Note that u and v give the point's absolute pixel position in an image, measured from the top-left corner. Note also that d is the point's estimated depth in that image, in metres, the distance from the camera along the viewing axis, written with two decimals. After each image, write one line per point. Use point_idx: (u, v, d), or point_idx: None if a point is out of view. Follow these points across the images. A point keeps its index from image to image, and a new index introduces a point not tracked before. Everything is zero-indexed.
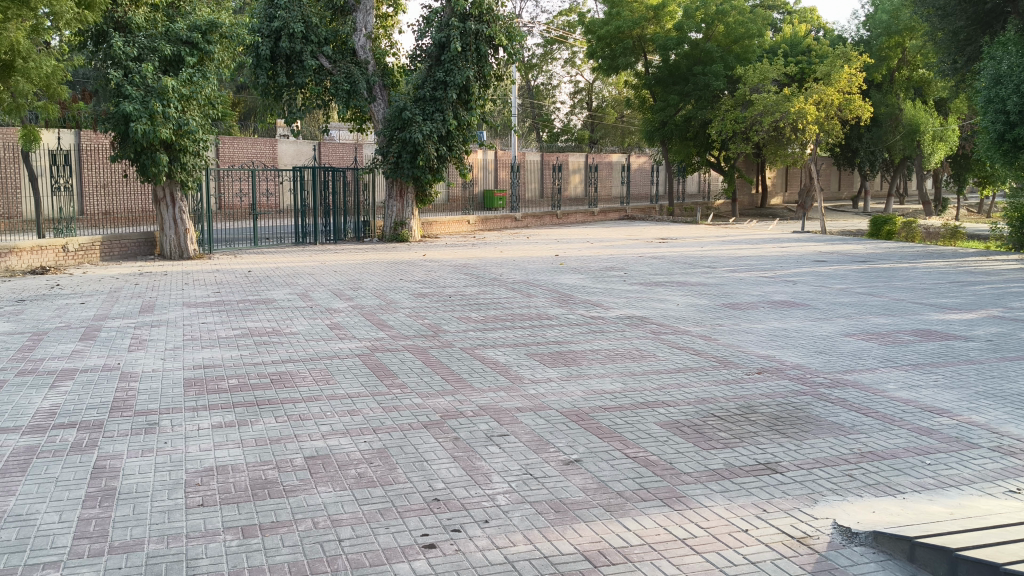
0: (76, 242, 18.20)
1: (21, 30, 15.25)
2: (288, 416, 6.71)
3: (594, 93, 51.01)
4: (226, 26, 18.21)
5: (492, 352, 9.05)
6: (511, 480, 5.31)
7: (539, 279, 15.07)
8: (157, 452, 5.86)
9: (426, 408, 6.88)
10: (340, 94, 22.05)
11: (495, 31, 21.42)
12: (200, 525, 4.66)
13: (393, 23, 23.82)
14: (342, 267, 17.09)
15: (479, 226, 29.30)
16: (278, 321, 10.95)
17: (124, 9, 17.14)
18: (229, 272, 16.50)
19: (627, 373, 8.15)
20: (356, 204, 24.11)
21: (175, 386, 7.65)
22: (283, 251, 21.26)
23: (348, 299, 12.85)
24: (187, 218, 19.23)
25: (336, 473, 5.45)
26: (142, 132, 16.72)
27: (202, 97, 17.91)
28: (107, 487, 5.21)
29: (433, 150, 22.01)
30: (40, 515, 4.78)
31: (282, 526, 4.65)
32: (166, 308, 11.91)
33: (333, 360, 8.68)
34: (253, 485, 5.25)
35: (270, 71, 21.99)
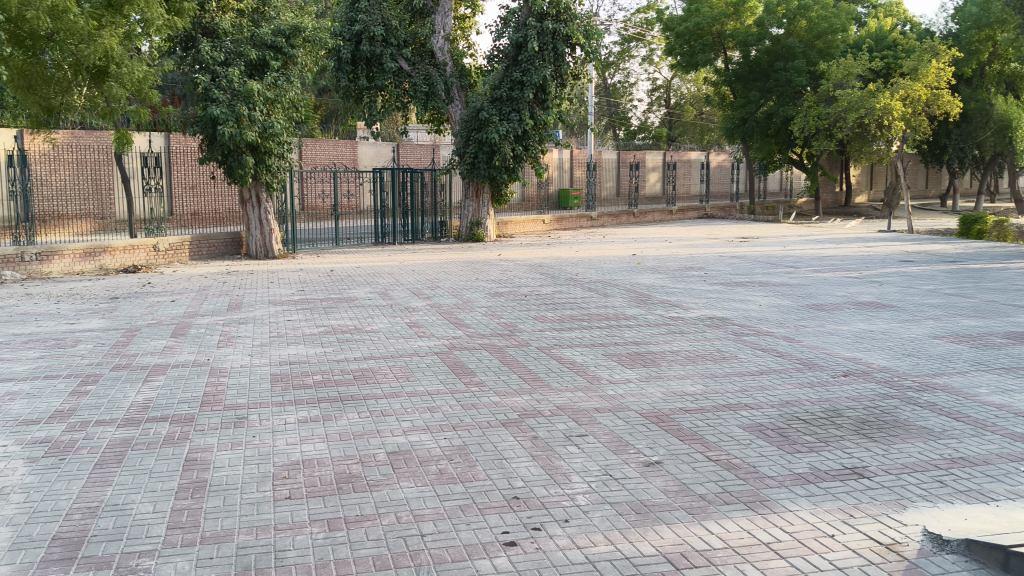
0: (166, 241, 18.79)
1: (116, 37, 15.90)
2: (370, 412, 6.80)
3: (672, 91, 50.42)
4: (310, 30, 18.56)
5: (570, 351, 9.03)
6: (591, 480, 5.29)
7: (617, 279, 14.99)
8: (246, 445, 6.00)
9: (505, 407, 6.88)
10: (418, 96, 22.33)
11: (572, 30, 21.36)
12: (287, 517, 4.76)
13: (470, 24, 23.98)
14: (420, 267, 17.20)
15: (554, 225, 29.25)
16: (360, 319, 11.12)
17: (211, 15, 17.66)
18: (312, 272, 16.76)
19: (707, 374, 8.03)
20: (434, 204, 24.34)
21: (262, 381, 7.84)
22: (362, 251, 21.57)
23: (426, 297, 12.97)
24: (272, 219, 19.70)
25: (418, 468, 5.50)
26: (230, 135, 17.19)
27: (286, 100, 18.33)
28: (198, 479, 5.36)
29: (509, 150, 22.05)
30: (135, 504, 4.95)
31: (367, 520, 4.72)
32: (253, 306, 12.22)
33: (413, 357, 8.78)
34: (338, 479, 5.33)
35: (352, 74, 22.35)
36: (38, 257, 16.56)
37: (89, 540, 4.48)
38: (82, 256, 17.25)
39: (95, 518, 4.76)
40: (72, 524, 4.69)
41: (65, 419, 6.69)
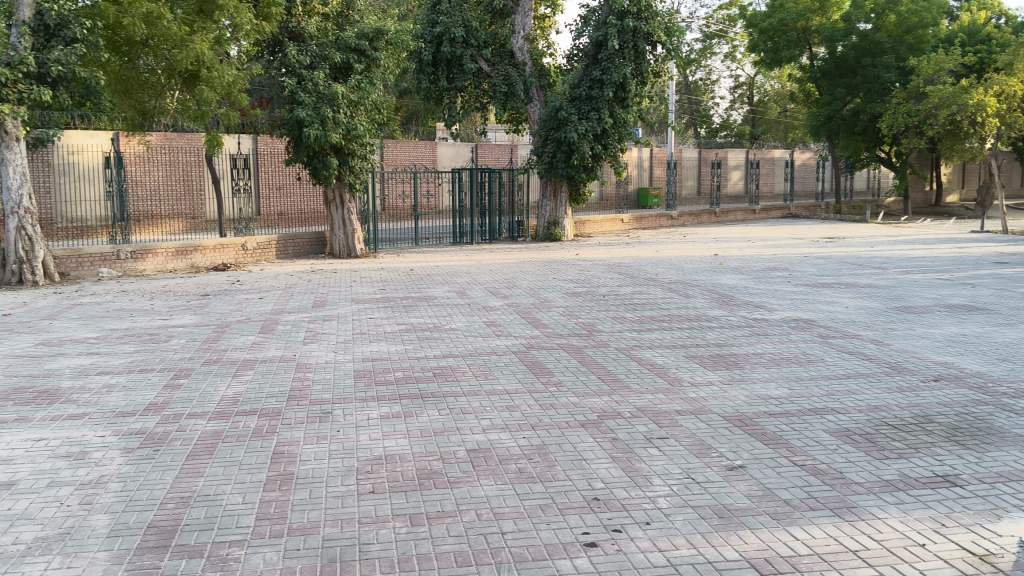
0: (254, 241, 19.29)
1: (207, 42, 16.44)
2: (450, 410, 6.86)
3: (755, 88, 49.49)
4: (393, 33, 18.78)
5: (650, 353, 8.95)
6: (672, 484, 5.23)
7: (698, 279, 14.80)
8: (330, 439, 6.13)
9: (583, 407, 6.87)
10: (498, 96, 22.44)
11: (653, 27, 21.14)
12: (370, 511, 4.83)
13: (550, 24, 24.01)
14: (499, 266, 17.23)
15: (633, 225, 29.06)
16: (439, 317, 11.23)
17: (298, 19, 18.14)
18: (393, 271, 17.00)
19: (792, 378, 7.86)
20: (511, 204, 24.44)
21: (345, 377, 7.99)
22: (441, 250, 21.72)
23: (505, 297, 13.01)
24: (355, 219, 20.03)
25: (497, 467, 5.52)
26: (314, 137, 17.53)
27: (369, 102, 18.60)
28: (286, 472, 5.49)
29: (588, 149, 21.93)
30: (226, 495, 5.09)
31: (449, 516, 4.76)
32: (336, 304, 12.46)
33: (491, 356, 8.81)
34: (420, 475, 5.39)
35: (432, 76, 22.57)
36: (133, 255, 17.21)
37: (183, 529, 4.63)
38: (174, 255, 17.89)
39: (188, 508, 4.91)
40: (167, 513, 4.85)
41: (159, 411, 6.93)
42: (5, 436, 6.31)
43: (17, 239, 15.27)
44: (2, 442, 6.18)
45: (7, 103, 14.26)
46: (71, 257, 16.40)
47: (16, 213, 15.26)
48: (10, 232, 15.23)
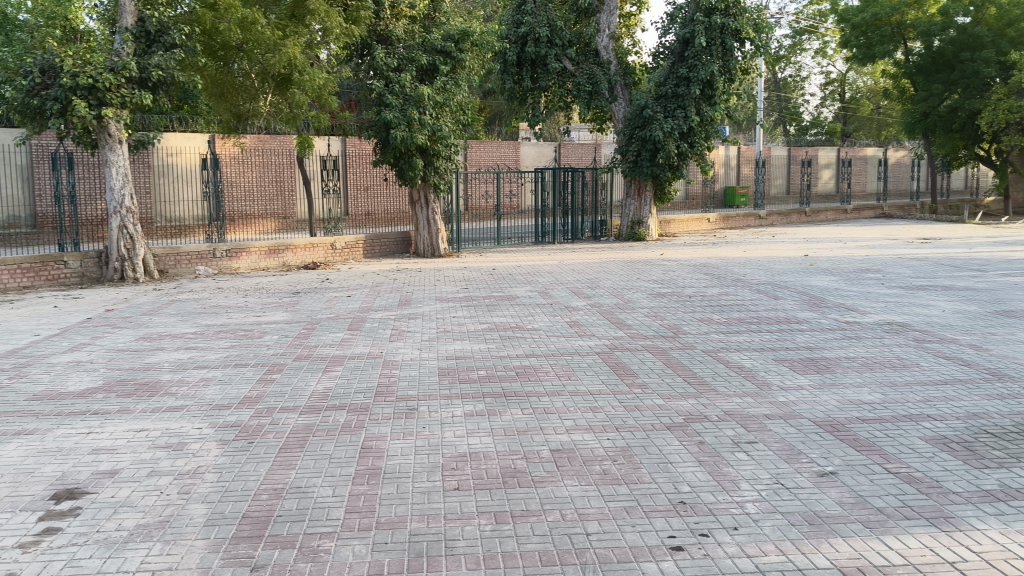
0: (343, 241, 19.68)
1: (298, 46, 16.91)
2: (533, 409, 6.87)
3: (847, 85, 48.21)
4: (477, 34, 18.96)
5: (737, 355, 8.81)
6: (761, 489, 5.14)
7: (787, 281, 14.50)
8: (417, 435, 6.22)
9: (669, 410, 6.81)
10: (582, 95, 22.38)
11: (742, 23, 20.81)
12: (456, 508, 4.88)
13: (635, 21, 23.82)
14: (582, 266, 17.16)
15: (720, 224, 28.66)
16: (522, 317, 11.28)
17: (386, 22, 18.41)
18: (478, 269, 17.18)
19: (886, 383, 7.63)
20: (595, 203, 24.39)
21: (430, 374, 8.09)
22: (524, 250, 21.73)
23: (588, 297, 12.96)
24: (439, 219, 20.26)
25: (582, 468, 5.51)
26: (401, 138, 17.81)
27: (455, 103, 18.83)
28: (374, 466, 5.60)
29: (674, 147, 21.66)
30: (316, 488, 5.22)
31: (533, 515, 4.78)
32: (421, 302, 12.62)
33: (574, 357, 8.80)
34: (504, 473, 5.43)
35: (517, 76, 22.68)
36: (228, 254, 17.77)
37: (276, 520, 4.76)
38: (267, 254, 18.43)
39: (280, 499, 5.05)
40: (260, 504, 5.00)
41: (253, 404, 7.14)
42: (110, 426, 6.59)
43: (119, 238, 15.93)
44: (106, 432, 6.46)
45: (111, 107, 14.92)
46: (170, 255, 17.01)
47: (119, 212, 15.96)
48: (113, 230, 15.90)
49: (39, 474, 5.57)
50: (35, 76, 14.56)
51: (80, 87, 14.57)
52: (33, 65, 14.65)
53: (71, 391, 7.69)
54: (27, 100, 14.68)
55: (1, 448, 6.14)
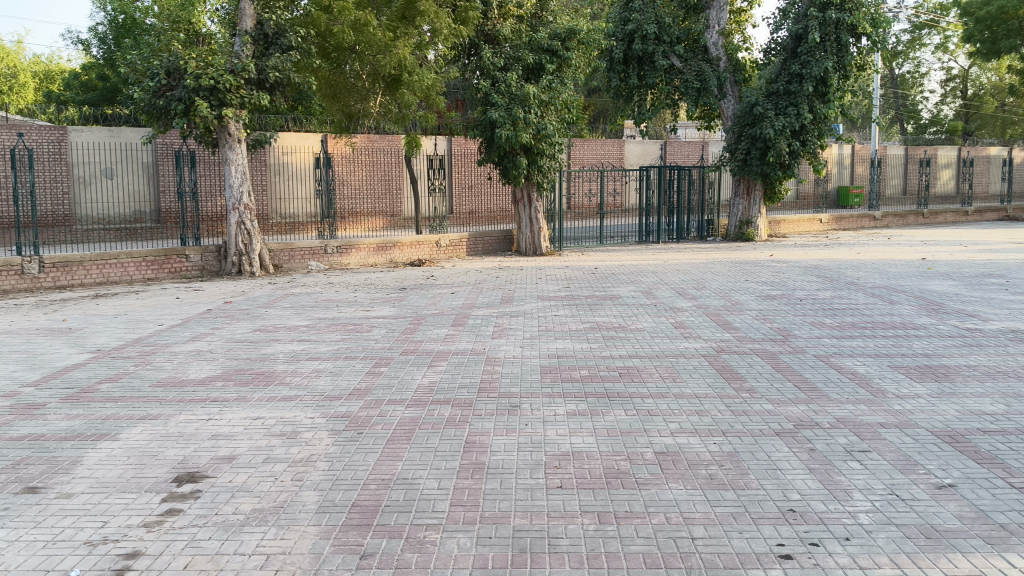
0: (447, 238, 19.96)
1: (408, 46, 17.23)
2: (637, 410, 6.83)
3: (970, 81, 46.08)
4: (585, 32, 18.87)
5: (850, 361, 8.54)
6: (875, 499, 4.98)
7: (903, 285, 13.97)
8: (519, 432, 6.27)
9: (778, 415, 6.66)
10: (690, 92, 22.00)
11: (858, 18, 20.13)
12: (560, 506, 4.90)
13: (746, 17, 23.31)
14: (687, 267, 17.01)
15: (832, 225, 27.83)
16: (625, 317, 11.21)
17: (493, 22, 18.61)
18: (580, 268, 17.16)
19: (1009, 394, 7.26)
20: (701, 203, 24.07)
21: (533, 372, 8.13)
22: (627, 250, 21.58)
23: (694, 298, 12.80)
24: (542, 217, 20.31)
25: (687, 471, 5.45)
26: (506, 137, 17.92)
27: (560, 102, 18.80)
28: (477, 461, 5.66)
29: (785, 146, 21.12)
30: (422, 480, 5.32)
31: (637, 517, 4.75)
32: (524, 300, 12.68)
33: (679, 359, 8.70)
34: (607, 474, 5.42)
35: (624, 74, 22.54)
36: (338, 250, 18.32)
37: (384, 509, 4.88)
38: (376, 250, 18.88)
39: (388, 489, 5.17)
40: (370, 493, 5.13)
41: (362, 396, 7.33)
42: (228, 414, 6.87)
43: (237, 233, 16.56)
44: (224, 419, 6.74)
45: (231, 107, 15.52)
46: (285, 250, 17.61)
47: (237, 208, 16.59)
48: (231, 226, 16.56)
49: (162, 458, 5.86)
50: (160, 78, 15.29)
51: (202, 88, 15.18)
52: (159, 67, 15.39)
53: (191, 379, 8.06)
54: (154, 100, 15.50)
55: (128, 431, 6.48)
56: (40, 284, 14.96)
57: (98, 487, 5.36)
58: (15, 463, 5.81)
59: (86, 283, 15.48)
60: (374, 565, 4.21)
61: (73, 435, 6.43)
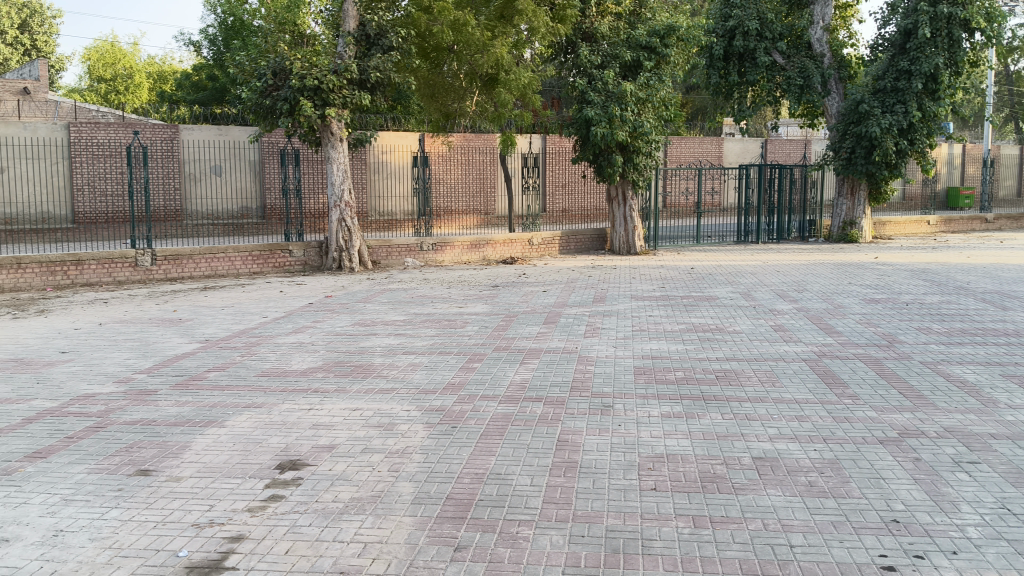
0: (540, 236, 20.07)
1: (506, 46, 17.39)
2: (734, 414, 6.73)
3: None
4: (684, 29, 18.63)
5: (959, 369, 8.22)
6: (984, 513, 4.79)
7: (1017, 291, 13.34)
8: (613, 432, 6.25)
9: (882, 423, 6.46)
10: (792, 90, 21.41)
11: (971, 13, 19.39)
12: (653, 508, 4.88)
13: (852, 12, 22.68)
14: (786, 268, 16.61)
15: (940, 227, 26.78)
16: (722, 319, 11.04)
17: (591, 20, 18.60)
18: (676, 268, 16.96)
19: None
20: (802, 203, 23.52)
21: (626, 372, 8.10)
22: (724, 250, 21.23)
23: (794, 301, 12.50)
24: (637, 216, 20.16)
25: (786, 477, 5.35)
26: (602, 135, 17.87)
27: (657, 99, 18.59)
28: (569, 459, 5.68)
29: (892, 145, 20.43)
30: (515, 476, 5.37)
31: (733, 522, 4.69)
32: (617, 300, 12.62)
33: (779, 362, 8.53)
34: (703, 478, 5.36)
35: (724, 71, 22.20)
36: (434, 247, 18.56)
37: (477, 504, 4.95)
38: (469, 248, 19.07)
39: (482, 484, 5.24)
40: (463, 487, 5.20)
41: (455, 391, 7.44)
42: (327, 404, 7.07)
43: (338, 230, 16.99)
44: (324, 409, 6.93)
45: (334, 107, 15.91)
46: (382, 247, 18.00)
47: (338, 206, 17.02)
48: (332, 223, 17.00)
49: (266, 445, 6.07)
50: (267, 78, 15.84)
51: (306, 88, 15.62)
52: (266, 68, 15.92)
53: (293, 370, 8.32)
54: (260, 100, 16.03)
55: (234, 418, 6.73)
56: (152, 275, 15.68)
57: (205, 472, 5.58)
58: (129, 446, 6.10)
59: (195, 276, 16.11)
60: (468, 558, 4.27)
61: (183, 421, 6.71)
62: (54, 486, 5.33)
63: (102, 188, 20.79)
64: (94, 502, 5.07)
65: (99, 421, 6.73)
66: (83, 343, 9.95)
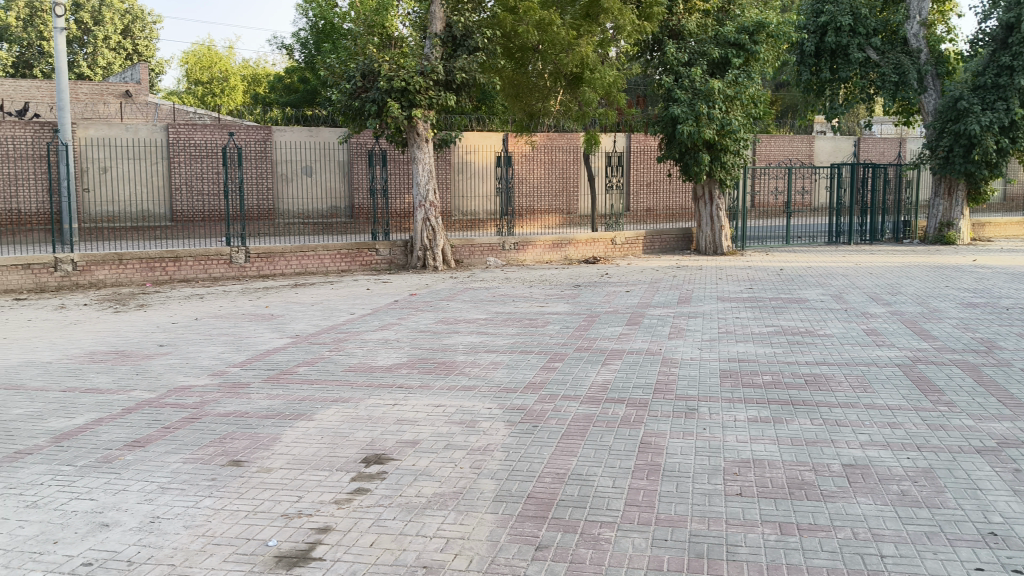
0: (623, 236, 19.98)
1: (591, 45, 17.40)
2: (823, 420, 6.57)
3: None
4: (774, 25, 18.25)
5: None
6: None
7: None
8: (697, 436, 6.19)
9: (980, 432, 6.23)
10: (887, 87, 20.74)
11: None
12: (739, 513, 4.81)
13: (950, 7, 21.89)
14: (879, 270, 16.13)
15: None
16: (812, 321, 10.79)
17: (679, 17, 18.35)
18: (763, 270, 16.63)
19: None
20: (896, 203, 22.80)
21: (712, 375, 7.99)
22: (815, 251, 20.75)
23: (888, 304, 12.13)
24: (724, 216, 19.85)
25: (876, 486, 5.21)
26: (688, 133, 17.73)
27: (746, 96, 18.32)
28: (653, 462, 5.64)
29: (993, 143, 19.69)
30: (597, 477, 5.36)
31: (821, 530, 4.59)
32: (702, 301, 12.46)
33: (871, 367, 8.30)
34: (791, 484, 5.26)
35: (815, 67, 21.72)
36: (515, 246, 18.63)
37: (559, 503, 4.96)
38: (551, 247, 19.08)
39: (563, 484, 5.25)
40: (544, 486, 5.22)
41: (537, 390, 7.46)
42: (412, 400, 7.18)
43: (422, 229, 17.21)
44: (408, 405, 7.05)
45: (420, 108, 16.12)
46: (466, 246, 18.16)
47: (423, 205, 17.25)
48: (417, 222, 17.22)
49: (353, 439, 6.20)
50: (356, 80, 16.21)
51: (394, 89, 15.90)
52: (356, 70, 16.30)
53: (380, 365, 8.48)
54: (350, 101, 16.44)
55: (322, 412, 6.91)
56: (245, 272, 16.16)
57: (295, 463, 5.74)
58: (222, 437, 6.32)
59: (286, 273, 16.54)
60: (549, 557, 4.29)
61: (273, 413, 6.91)
62: (151, 474, 5.56)
63: (198, 187, 21.52)
64: (189, 491, 5.27)
65: (195, 412, 6.99)
66: (180, 337, 10.33)
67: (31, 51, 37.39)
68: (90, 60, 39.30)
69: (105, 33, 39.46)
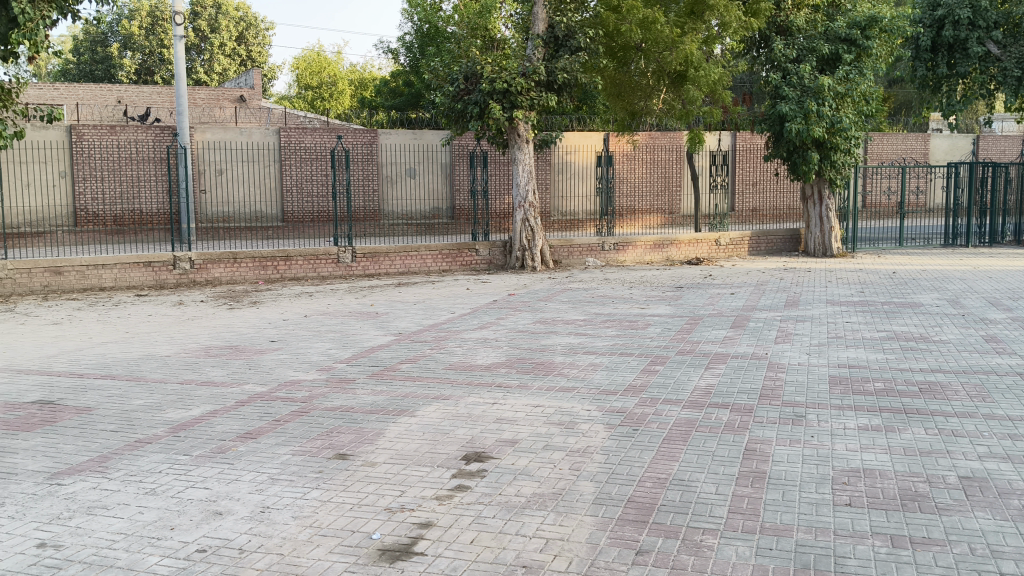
0: (727, 236, 19.65)
1: (695, 43, 17.20)
2: (938, 430, 6.33)
3: None
4: (888, 19, 17.60)
5: None
6: None
7: None
8: (805, 443, 6.04)
9: None
10: (1009, 81, 19.77)
11: None
12: (847, 524, 4.68)
13: None
14: (1001, 274, 15.37)
15: None
16: (926, 327, 10.38)
17: (786, 13, 18.03)
18: (875, 272, 16.10)
19: None
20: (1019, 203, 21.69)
21: (820, 381, 7.79)
22: (932, 253, 19.96)
23: (1009, 309, 11.56)
24: (833, 216, 19.28)
25: (996, 500, 4.98)
26: (796, 132, 17.33)
27: (858, 93, 17.66)
28: (758, 469, 5.54)
29: None
30: (700, 483, 5.30)
31: (936, 544, 4.43)
32: (810, 304, 12.14)
33: (990, 376, 7.94)
34: (903, 496, 5.09)
35: (931, 63, 20.91)
36: (615, 247, 18.54)
37: (660, 508, 4.93)
38: (653, 248, 18.92)
39: (664, 489, 5.21)
40: (645, 491, 5.19)
41: (638, 393, 7.41)
42: (512, 400, 7.25)
43: (522, 230, 17.32)
44: (509, 404, 7.12)
45: (522, 109, 16.20)
46: (565, 246, 18.18)
47: (523, 206, 17.34)
48: (517, 223, 17.35)
49: (454, 436, 6.31)
50: (459, 83, 16.47)
51: (496, 91, 16.07)
52: (459, 73, 16.55)
53: (479, 364, 8.59)
54: (453, 104, 16.72)
55: (424, 409, 7.04)
56: (352, 271, 16.60)
57: (397, 458, 5.88)
58: (329, 431, 6.52)
59: (390, 272, 16.90)
60: (649, 562, 4.28)
61: (378, 409, 7.09)
62: (262, 465, 5.79)
63: (308, 189, 22.23)
64: (297, 482, 5.46)
65: (303, 406, 7.23)
66: (289, 333, 10.69)
67: (153, 58, 39.22)
68: (206, 65, 41.01)
69: (221, 39, 41.12)
